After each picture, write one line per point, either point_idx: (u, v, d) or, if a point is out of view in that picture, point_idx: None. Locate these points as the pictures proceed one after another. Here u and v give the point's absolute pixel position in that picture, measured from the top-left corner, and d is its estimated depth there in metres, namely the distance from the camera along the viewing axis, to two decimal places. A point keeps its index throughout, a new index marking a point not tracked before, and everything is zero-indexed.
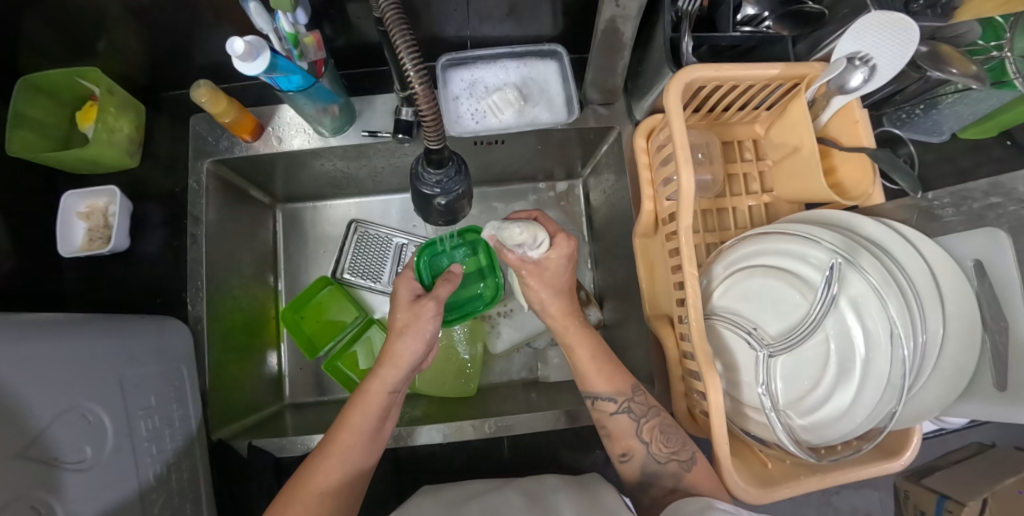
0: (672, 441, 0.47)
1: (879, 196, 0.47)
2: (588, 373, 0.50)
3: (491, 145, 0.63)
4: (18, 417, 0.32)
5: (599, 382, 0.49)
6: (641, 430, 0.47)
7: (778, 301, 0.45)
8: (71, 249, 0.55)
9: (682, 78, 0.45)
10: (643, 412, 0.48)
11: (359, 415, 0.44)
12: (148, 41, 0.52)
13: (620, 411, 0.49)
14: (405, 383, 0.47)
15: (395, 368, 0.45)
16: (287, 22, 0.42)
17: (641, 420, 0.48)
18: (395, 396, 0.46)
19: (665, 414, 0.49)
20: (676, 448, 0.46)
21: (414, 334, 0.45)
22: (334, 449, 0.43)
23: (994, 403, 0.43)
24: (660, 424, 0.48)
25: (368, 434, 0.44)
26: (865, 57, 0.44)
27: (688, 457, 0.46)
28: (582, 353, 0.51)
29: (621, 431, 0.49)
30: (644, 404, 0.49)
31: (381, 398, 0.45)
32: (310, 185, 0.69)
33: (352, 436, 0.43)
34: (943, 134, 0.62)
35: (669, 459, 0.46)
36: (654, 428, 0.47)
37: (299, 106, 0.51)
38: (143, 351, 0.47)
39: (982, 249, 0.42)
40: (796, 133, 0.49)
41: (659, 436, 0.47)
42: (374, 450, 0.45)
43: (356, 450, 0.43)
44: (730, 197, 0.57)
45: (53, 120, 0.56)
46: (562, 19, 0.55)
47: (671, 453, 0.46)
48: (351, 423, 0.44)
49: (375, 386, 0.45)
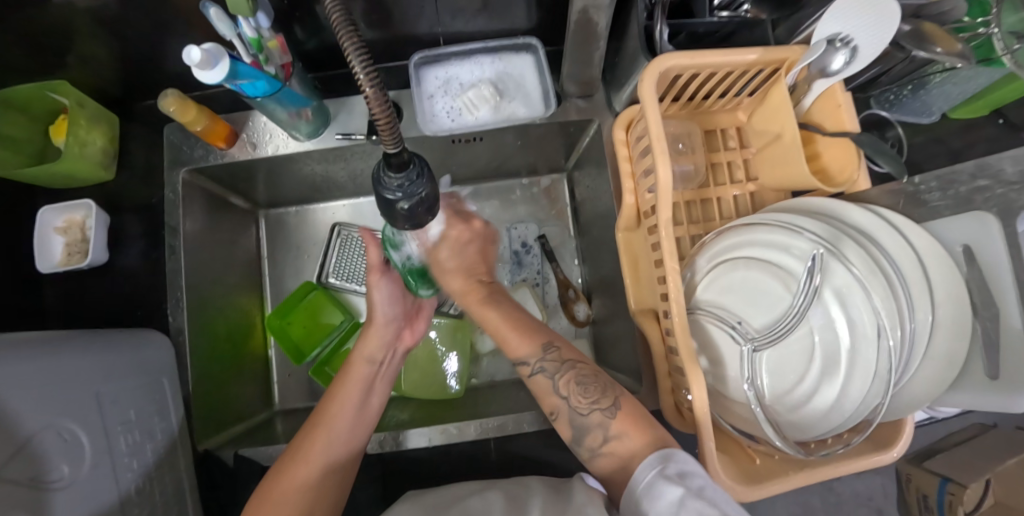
0: (591, 391, 0.43)
1: (865, 181, 0.46)
2: (505, 334, 0.48)
3: (469, 143, 0.61)
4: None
5: (517, 343, 0.47)
6: (558, 385, 0.44)
7: (761, 293, 0.45)
8: (50, 264, 0.55)
9: (657, 67, 0.43)
10: (557, 367, 0.45)
11: (347, 384, 0.48)
12: (116, 52, 0.52)
13: (535, 372, 0.46)
14: (387, 356, 0.52)
15: (370, 337, 0.50)
16: (249, 27, 0.42)
17: (556, 376, 0.45)
18: (372, 366, 0.50)
19: (583, 365, 0.45)
20: (595, 397, 0.42)
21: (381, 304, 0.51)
22: (324, 419, 0.45)
23: (987, 392, 0.42)
24: (576, 375, 0.44)
25: (354, 403, 0.47)
26: (846, 38, 0.43)
27: (611, 404, 0.42)
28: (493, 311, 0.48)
29: (542, 391, 0.45)
30: (558, 359, 0.45)
31: (361, 369, 0.49)
32: (290, 189, 0.68)
33: (342, 407, 0.46)
34: (933, 114, 0.60)
35: (590, 409, 0.42)
36: (571, 381, 0.44)
37: (269, 111, 0.50)
38: (121, 365, 0.46)
39: (971, 234, 0.41)
40: (777, 120, 0.48)
41: (576, 387, 0.43)
42: (362, 423, 0.47)
43: (343, 419, 0.46)
44: (714, 186, 0.55)
45: (25, 134, 0.56)
46: (536, 12, 0.54)
47: (591, 403, 0.42)
48: (340, 392, 0.47)
49: (358, 358, 0.50)
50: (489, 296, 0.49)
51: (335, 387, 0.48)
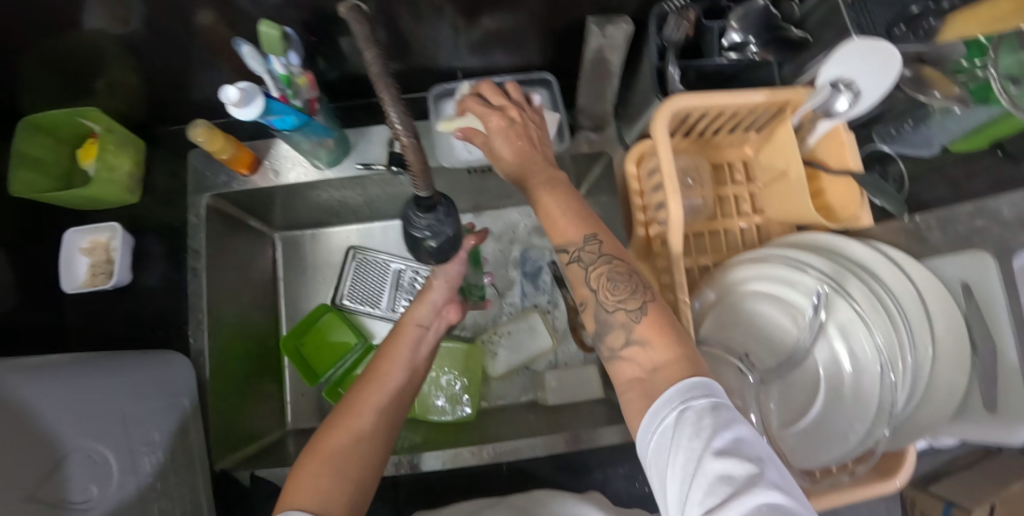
0: (620, 289, 0.38)
1: (868, 218, 0.48)
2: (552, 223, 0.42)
3: (484, 173, 0.63)
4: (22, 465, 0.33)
5: (568, 231, 0.41)
6: (589, 276, 0.40)
7: (768, 325, 0.46)
8: (74, 284, 0.56)
9: (669, 107, 0.45)
10: (593, 258, 0.40)
11: (398, 345, 0.50)
12: (146, 80, 0.54)
13: (572, 261, 0.41)
14: (432, 323, 0.55)
15: (422, 302, 0.53)
16: (279, 64, 0.44)
17: (590, 267, 0.40)
18: (420, 330, 0.53)
19: (624, 262, 0.40)
20: (624, 296, 0.38)
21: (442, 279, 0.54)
22: (375, 375, 0.48)
23: (989, 425, 0.42)
24: (610, 270, 0.39)
25: (401, 369, 0.49)
26: (849, 83, 0.46)
27: (638, 307, 0.37)
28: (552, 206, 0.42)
29: (574, 281, 0.41)
30: (597, 250, 0.40)
31: (411, 330, 0.52)
32: (308, 213, 0.70)
33: (393, 364, 0.49)
34: (933, 147, 0.62)
35: (617, 307, 0.37)
36: (604, 273, 0.39)
37: (294, 141, 0.52)
38: (145, 385, 0.47)
39: (968, 271, 0.42)
40: (783, 158, 0.50)
41: (608, 283, 0.39)
42: (409, 384, 0.49)
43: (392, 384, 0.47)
44: (722, 219, 0.57)
45: (54, 158, 0.57)
46: (551, 48, 0.57)
47: (619, 302, 0.38)
48: (391, 353, 0.50)
49: (410, 320, 0.53)
50: (555, 184, 0.43)
51: (382, 354, 0.50)
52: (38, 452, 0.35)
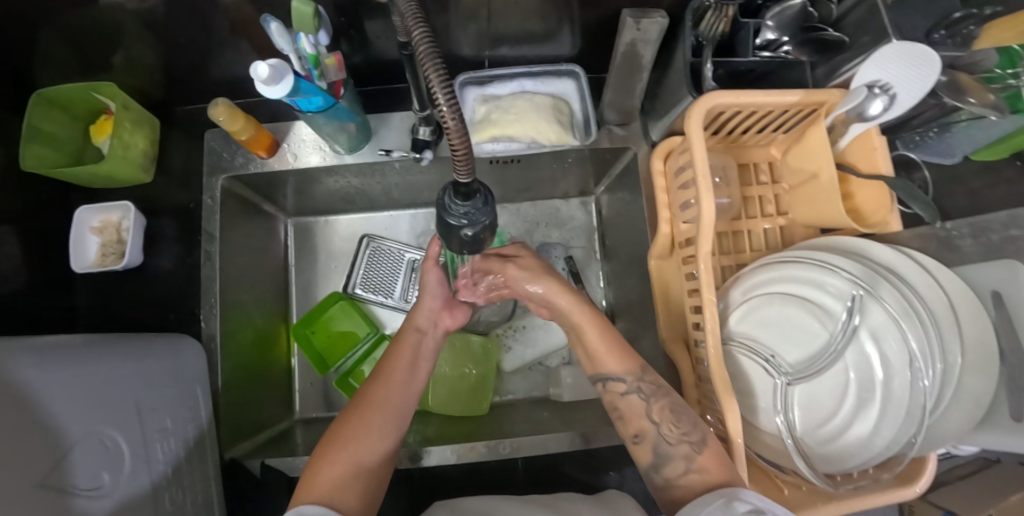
0: (684, 421, 0.41)
1: (898, 223, 0.47)
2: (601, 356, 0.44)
3: (507, 164, 0.62)
4: (34, 447, 0.32)
5: (609, 361, 0.44)
6: (652, 410, 0.42)
7: (796, 329, 0.46)
8: (84, 264, 0.55)
9: (706, 102, 0.45)
10: (653, 390, 0.43)
11: (401, 349, 0.48)
12: (164, 56, 0.52)
13: (632, 391, 0.43)
14: (432, 328, 0.51)
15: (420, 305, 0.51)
16: (308, 43, 0.42)
17: (652, 399, 0.43)
18: (418, 335, 0.50)
19: (678, 393, 0.43)
20: (687, 429, 0.41)
21: (429, 288, 0.51)
22: (379, 381, 0.46)
23: (1010, 432, 0.41)
24: (671, 403, 0.42)
25: (404, 373, 0.47)
26: (885, 86, 0.45)
27: (701, 437, 0.40)
28: (593, 336, 0.44)
29: (633, 412, 0.43)
30: (652, 384, 0.43)
31: (409, 336, 0.49)
32: (322, 199, 0.68)
33: (396, 368, 0.47)
34: (955, 155, 0.61)
35: (681, 441, 0.41)
36: (666, 406, 0.42)
37: (317, 125, 0.51)
38: (160, 371, 0.46)
39: (1000, 278, 0.42)
40: (814, 160, 0.50)
41: (670, 415, 0.42)
42: (411, 391, 0.47)
43: (389, 394, 0.45)
44: (746, 219, 0.56)
45: (66, 134, 0.55)
46: (581, 39, 0.56)
47: (683, 435, 0.41)
48: (395, 356, 0.48)
49: (413, 321, 0.51)
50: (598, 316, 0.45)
51: (384, 363, 0.47)
52: (52, 436, 0.34)
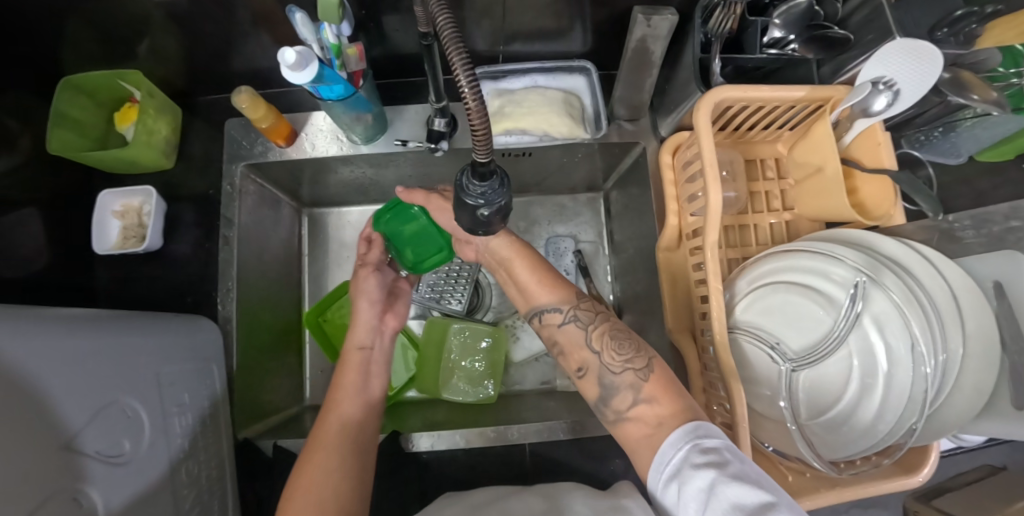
0: (624, 348, 0.44)
1: (901, 216, 0.49)
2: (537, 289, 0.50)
3: (518, 157, 0.64)
4: (63, 410, 0.33)
5: (542, 294, 0.50)
6: (590, 337, 0.46)
7: (801, 318, 0.47)
8: (105, 246, 0.56)
9: (713, 97, 0.46)
10: (591, 319, 0.47)
11: (348, 373, 0.51)
12: (190, 47, 0.54)
13: (567, 321, 0.48)
14: (376, 341, 0.56)
15: (357, 327, 0.55)
16: (331, 32, 0.44)
17: (590, 327, 0.47)
18: (365, 351, 0.53)
19: (614, 320, 0.47)
20: (629, 354, 0.43)
21: (365, 294, 0.57)
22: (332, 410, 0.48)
23: (1014, 420, 0.42)
24: (610, 330, 0.46)
25: (355, 390, 0.50)
26: (890, 82, 0.46)
27: (644, 364, 0.43)
28: (522, 269, 0.52)
29: (572, 344, 0.47)
30: (590, 310, 0.48)
31: (354, 356, 0.53)
32: (338, 189, 0.70)
33: (348, 395, 0.49)
34: (960, 155, 0.63)
35: (624, 367, 0.43)
36: (604, 334, 0.46)
37: (334, 114, 0.53)
38: (178, 349, 0.47)
39: (1002, 270, 0.43)
40: (820, 154, 0.51)
41: (609, 341, 0.45)
42: (366, 402, 0.50)
43: (345, 397, 0.49)
44: (752, 213, 0.58)
45: (91, 120, 0.57)
46: (592, 37, 0.57)
47: (625, 361, 0.43)
48: (342, 383, 0.50)
49: (351, 345, 0.54)
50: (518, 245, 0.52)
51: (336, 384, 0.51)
52: (79, 402, 0.35)
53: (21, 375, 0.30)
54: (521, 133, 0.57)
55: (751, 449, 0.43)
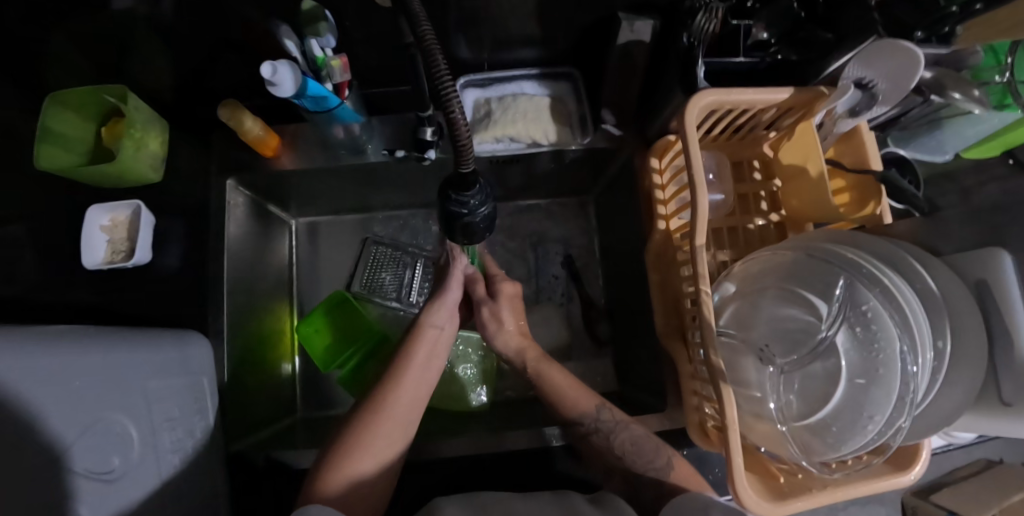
0: (643, 451, 0.51)
1: (889, 217, 0.50)
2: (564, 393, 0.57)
3: (507, 164, 0.64)
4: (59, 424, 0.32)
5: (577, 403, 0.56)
6: (613, 446, 0.52)
7: (788, 319, 0.47)
8: (94, 261, 0.54)
9: (697, 100, 0.46)
10: (613, 425, 0.53)
11: (419, 349, 0.52)
12: (178, 61, 0.54)
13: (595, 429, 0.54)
14: (448, 322, 0.56)
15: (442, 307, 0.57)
16: (315, 45, 0.47)
17: (612, 435, 0.53)
18: (436, 331, 0.55)
19: (635, 427, 0.53)
20: (650, 458, 0.51)
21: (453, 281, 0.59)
22: (393, 390, 0.49)
23: (997, 416, 0.42)
24: (630, 437, 0.52)
25: (421, 372, 0.51)
26: (870, 82, 0.47)
27: (664, 463, 0.50)
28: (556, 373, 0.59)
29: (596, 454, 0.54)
30: (613, 418, 0.54)
31: (427, 332, 0.54)
32: (327, 202, 0.71)
33: (418, 370, 0.51)
34: (946, 152, 0.64)
35: (648, 469, 0.50)
36: (626, 444, 0.52)
37: (326, 122, 0.55)
38: (168, 362, 0.47)
39: (984, 268, 0.43)
40: (804, 155, 0.52)
41: (631, 447, 0.52)
42: (422, 397, 0.50)
43: (407, 398, 0.49)
44: (740, 216, 0.58)
45: (80, 134, 0.55)
46: (578, 44, 0.58)
47: (648, 465, 0.51)
48: (414, 357, 0.52)
49: (431, 323, 0.55)
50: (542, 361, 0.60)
51: (384, 399, 0.48)
52: (77, 415, 0.34)
53: (22, 392, 0.30)
54: (511, 139, 0.58)
55: (743, 451, 0.43)
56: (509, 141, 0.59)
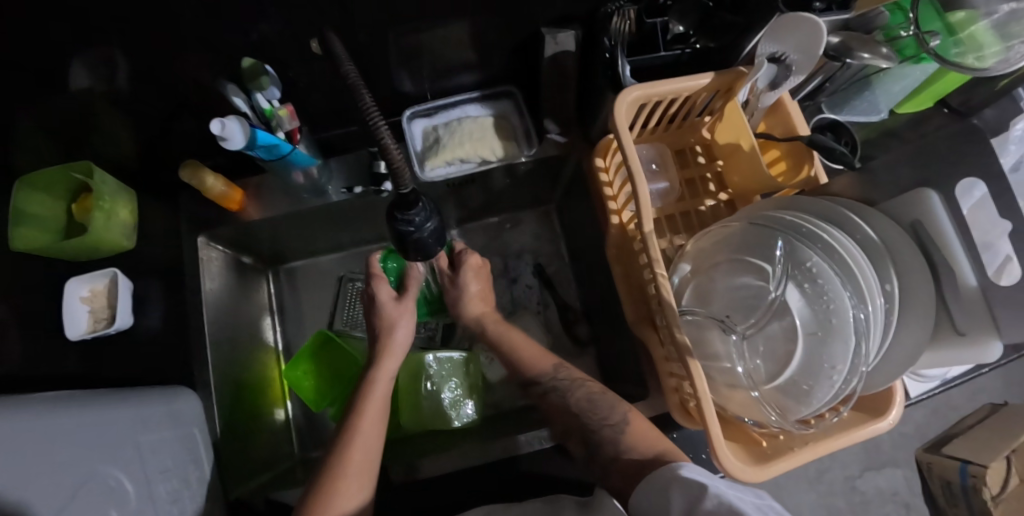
0: (600, 408, 0.53)
1: (823, 176, 0.53)
2: (524, 350, 0.62)
3: (464, 184, 0.67)
4: (54, 483, 0.33)
5: (534, 361, 0.61)
6: (572, 400, 0.55)
7: (744, 287, 0.49)
8: (78, 332, 0.55)
9: (623, 99, 0.49)
10: (569, 384, 0.57)
11: (372, 398, 0.54)
12: (137, 131, 0.56)
13: (555, 385, 0.58)
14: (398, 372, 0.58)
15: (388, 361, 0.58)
16: (262, 99, 0.51)
17: (570, 392, 0.56)
18: (385, 379, 0.57)
19: (592, 385, 0.56)
20: (605, 414, 0.52)
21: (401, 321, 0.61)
22: (350, 440, 0.50)
23: (956, 346, 0.45)
24: (586, 393, 0.55)
25: (376, 420, 0.52)
26: (783, 56, 0.50)
27: (619, 419, 0.51)
28: (515, 331, 0.66)
29: (556, 408, 0.57)
30: (567, 378, 0.58)
31: (379, 382, 0.56)
32: (298, 246, 0.74)
33: (373, 419, 0.52)
34: (881, 111, 0.66)
35: (602, 425, 0.51)
36: (584, 398, 0.55)
37: (283, 170, 0.58)
38: (158, 416, 0.48)
39: (916, 210, 0.45)
40: (737, 134, 0.55)
41: (587, 403, 0.54)
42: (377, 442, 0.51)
43: (360, 447, 0.49)
44: (690, 200, 0.61)
45: (53, 214, 0.57)
46: (513, 63, 0.61)
47: (602, 420, 0.51)
48: (368, 405, 0.53)
49: (379, 374, 0.57)
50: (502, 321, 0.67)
51: (337, 477, 0.47)
52: (72, 472, 0.35)
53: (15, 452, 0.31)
54: (462, 161, 0.61)
55: (719, 420, 0.44)
56: (462, 161, 0.61)
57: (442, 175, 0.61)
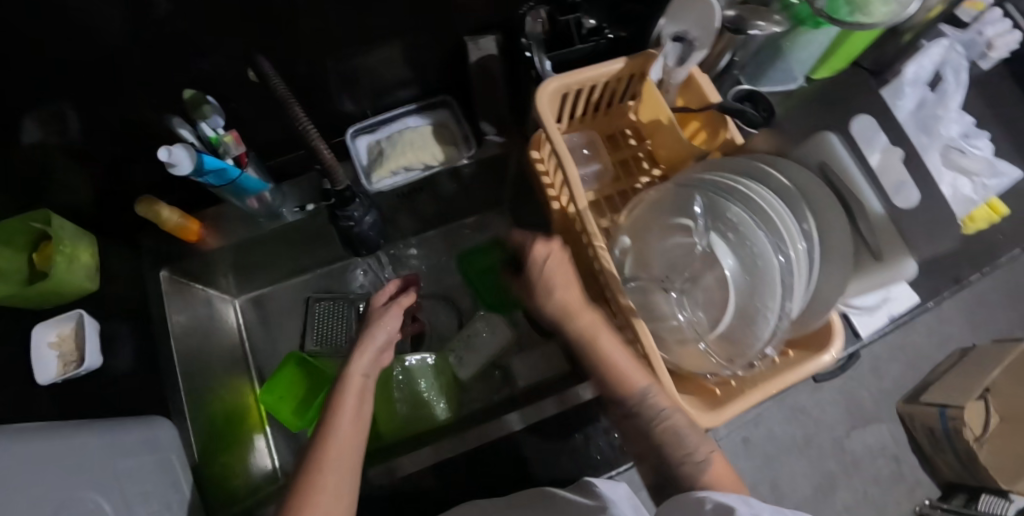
0: (687, 443, 0.44)
1: (739, 136, 0.54)
2: (626, 369, 0.46)
3: (416, 193, 0.71)
4: (29, 502, 0.34)
5: (637, 382, 0.46)
6: (655, 431, 0.45)
7: (677, 247, 0.52)
8: (46, 377, 0.53)
9: (545, 90, 0.53)
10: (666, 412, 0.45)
11: (347, 398, 0.48)
12: (92, 175, 0.59)
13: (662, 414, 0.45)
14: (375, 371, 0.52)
15: (365, 352, 0.53)
16: (206, 127, 0.53)
17: (658, 421, 0.45)
18: (364, 378, 0.50)
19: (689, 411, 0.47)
20: (689, 450, 0.44)
21: (383, 324, 0.56)
22: (324, 448, 0.43)
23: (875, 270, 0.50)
24: (676, 425, 0.44)
25: (354, 430, 0.45)
26: (685, 35, 0.54)
27: (705, 457, 0.44)
28: (616, 350, 0.47)
29: (636, 433, 0.46)
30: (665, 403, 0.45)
31: (355, 381, 0.50)
32: (262, 272, 0.77)
33: (351, 423, 0.46)
34: (795, 79, 0.71)
35: (684, 460, 0.44)
36: (670, 430, 0.44)
37: (236, 197, 0.60)
38: (135, 442, 0.49)
39: (821, 153, 0.51)
40: (656, 110, 0.58)
41: (675, 437, 0.44)
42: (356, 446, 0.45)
43: (337, 447, 0.43)
44: (625, 179, 0.65)
45: (13, 266, 0.58)
46: (448, 73, 0.66)
47: (684, 456, 0.44)
48: (343, 403, 0.47)
49: (354, 369, 0.51)
50: (605, 328, 0.49)
51: (312, 481, 0.41)
52: (46, 493, 0.36)
53: None
54: (406, 169, 0.64)
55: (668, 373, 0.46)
56: (406, 170, 0.64)
57: (389, 185, 0.64)
